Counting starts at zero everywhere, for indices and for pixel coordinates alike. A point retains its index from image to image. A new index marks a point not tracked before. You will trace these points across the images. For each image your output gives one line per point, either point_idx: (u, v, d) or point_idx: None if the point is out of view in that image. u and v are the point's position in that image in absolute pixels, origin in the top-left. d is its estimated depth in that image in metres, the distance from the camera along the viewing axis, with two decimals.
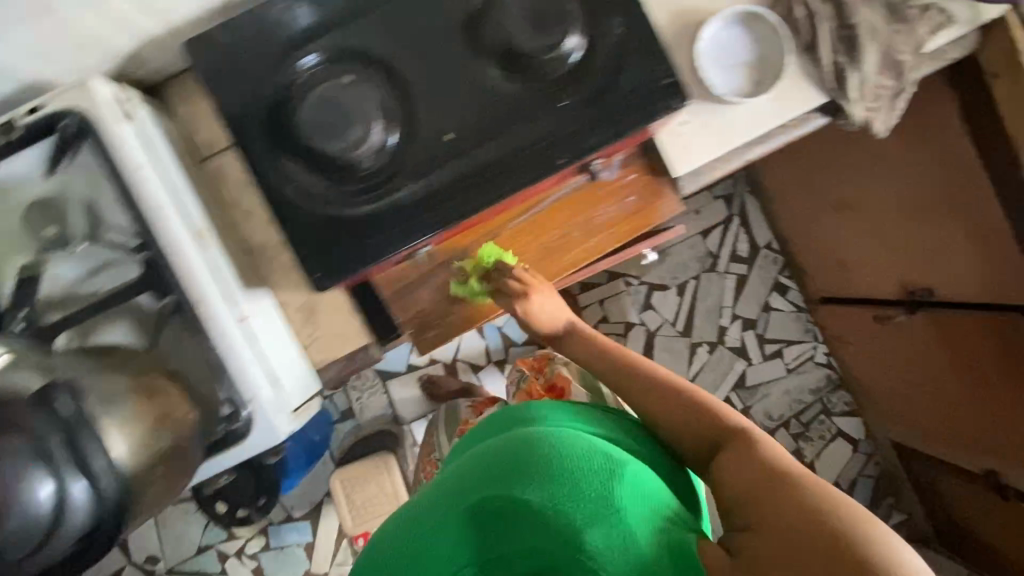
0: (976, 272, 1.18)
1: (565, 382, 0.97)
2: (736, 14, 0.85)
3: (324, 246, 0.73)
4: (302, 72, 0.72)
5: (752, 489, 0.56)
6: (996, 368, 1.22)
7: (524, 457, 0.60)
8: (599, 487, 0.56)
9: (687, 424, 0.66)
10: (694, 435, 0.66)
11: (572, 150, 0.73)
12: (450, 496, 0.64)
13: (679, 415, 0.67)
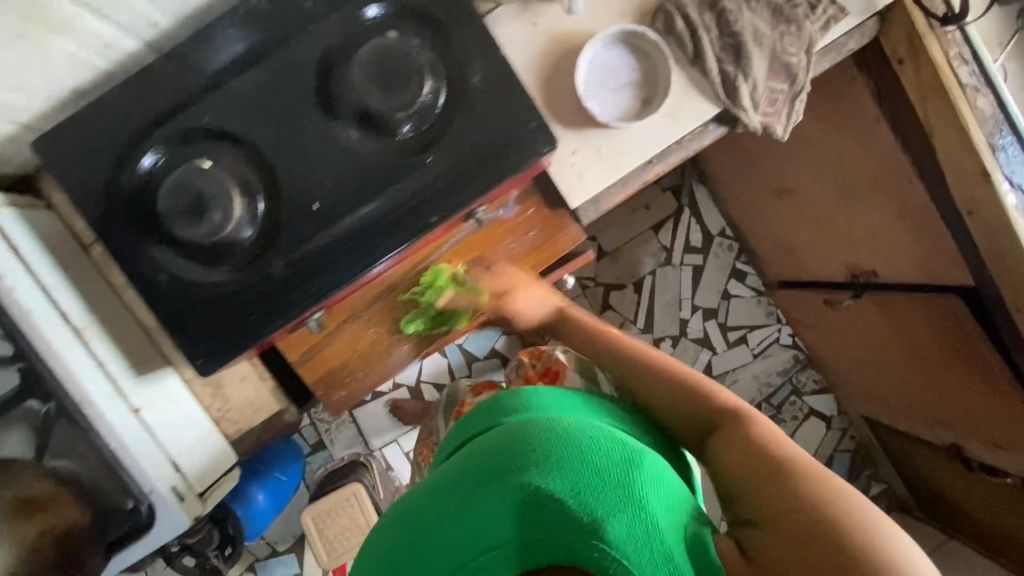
0: (910, 253, 1.16)
1: (560, 365, 0.95)
2: (613, 36, 0.83)
3: (203, 330, 0.71)
4: (144, 175, 0.70)
5: (749, 474, 0.55)
6: (940, 347, 1.19)
7: (542, 444, 0.55)
8: (621, 475, 0.53)
9: (677, 406, 0.65)
10: (685, 414, 0.65)
11: (447, 205, 0.72)
12: (453, 486, 0.57)
13: (667, 394, 0.66)
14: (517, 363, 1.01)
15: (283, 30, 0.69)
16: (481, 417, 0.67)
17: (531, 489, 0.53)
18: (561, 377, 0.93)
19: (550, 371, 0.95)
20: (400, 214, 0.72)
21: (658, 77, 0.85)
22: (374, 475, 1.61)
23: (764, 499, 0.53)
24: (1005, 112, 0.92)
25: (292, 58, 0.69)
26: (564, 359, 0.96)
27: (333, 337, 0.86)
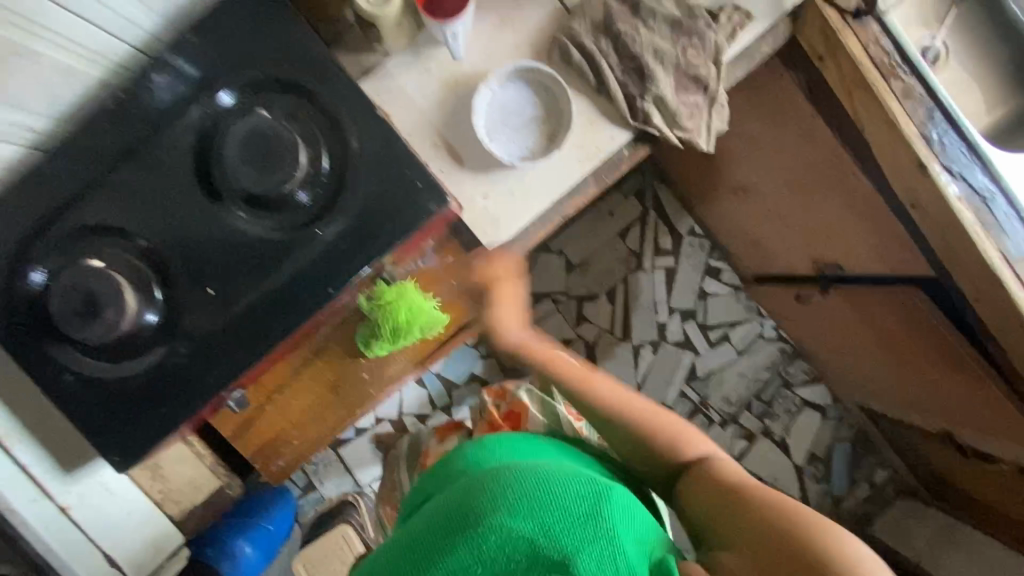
0: (870, 246, 1.10)
1: (522, 407, 0.88)
2: (507, 74, 0.81)
3: (116, 427, 0.71)
4: (34, 285, 0.70)
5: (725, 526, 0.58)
6: (909, 338, 1.14)
7: (509, 484, 0.57)
8: (590, 509, 0.55)
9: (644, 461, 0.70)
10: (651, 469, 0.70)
11: (345, 274, 0.70)
12: (423, 534, 0.57)
13: (642, 443, 0.68)
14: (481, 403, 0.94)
15: (161, 118, 0.69)
16: (442, 470, 0.67)
17: (502, 531, 0.54)
18: (523, 420, 0.87)
19: (512, 414, 0.88)
20: (297, 287, 0.70)
21: (561, 109, 0.82)
22: (364, 514, 1.60)
23: (742, 550, 0.56)
24: (932, 99, 0.89)
25: (174, 146, 0.69)
26: (526, 400, 0.89)
27: (261, 411, 0.85)
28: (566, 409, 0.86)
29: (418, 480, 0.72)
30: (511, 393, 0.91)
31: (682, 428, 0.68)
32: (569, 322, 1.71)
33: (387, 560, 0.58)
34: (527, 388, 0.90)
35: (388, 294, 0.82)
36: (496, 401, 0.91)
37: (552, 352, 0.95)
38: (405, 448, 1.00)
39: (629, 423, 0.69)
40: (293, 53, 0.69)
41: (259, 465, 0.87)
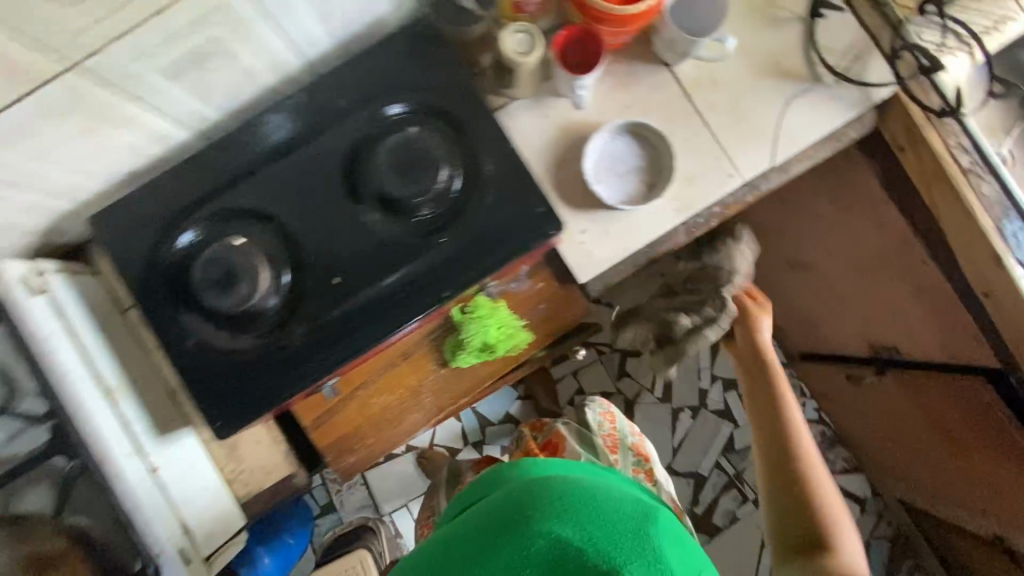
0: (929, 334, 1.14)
1: (560, 437, 0.94)
2: (620, 127, 0.89)
3: (224, 396, 0.75)
4: (178, 249, 0.77)
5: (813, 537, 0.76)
6: (965, 426, 1.14)
7: (557, 491, 0.60)
8: (634, 528, 0.57)
9: (796, 522, 0.78)
10: (784, 475, 0.81)
11: (458, 283, 0.76)
12: (472, 531, 0.59)
13: (808, 509, 0.78)
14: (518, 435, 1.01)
15: (318, 126, 0.78)
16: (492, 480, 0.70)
17: (551, 535, 0.55)
18: (561, 449, 0.92)
19: (550, 444, 0.93)
20: (415, 287, 0.76)
21: (663, 163, 0.90)
22: (383, 542, 1.58)
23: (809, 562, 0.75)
24: (1009, 198, 0.94)
25: (325, 150, 0.78)
26: (563, 432, 0.95)
27: (345, 403, 0.89)
28: (603, 441, 0.95)
29: (458, 497, 0.78)
30: (549, 425, 0.98)
31: (848, 536, 0.76)
32: (611, 376, 1.74)
33: (439, 553, 0.60)
34: (564, 420, 0.98)
35: (481, 309, 0.88)
36: (534, 433, 0.99)
37: (589, 396, 1.01)
38: (444, 475, 1.03)
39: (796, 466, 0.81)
40: (443, 87, 0.79)
41: (331, 459, 0.90)
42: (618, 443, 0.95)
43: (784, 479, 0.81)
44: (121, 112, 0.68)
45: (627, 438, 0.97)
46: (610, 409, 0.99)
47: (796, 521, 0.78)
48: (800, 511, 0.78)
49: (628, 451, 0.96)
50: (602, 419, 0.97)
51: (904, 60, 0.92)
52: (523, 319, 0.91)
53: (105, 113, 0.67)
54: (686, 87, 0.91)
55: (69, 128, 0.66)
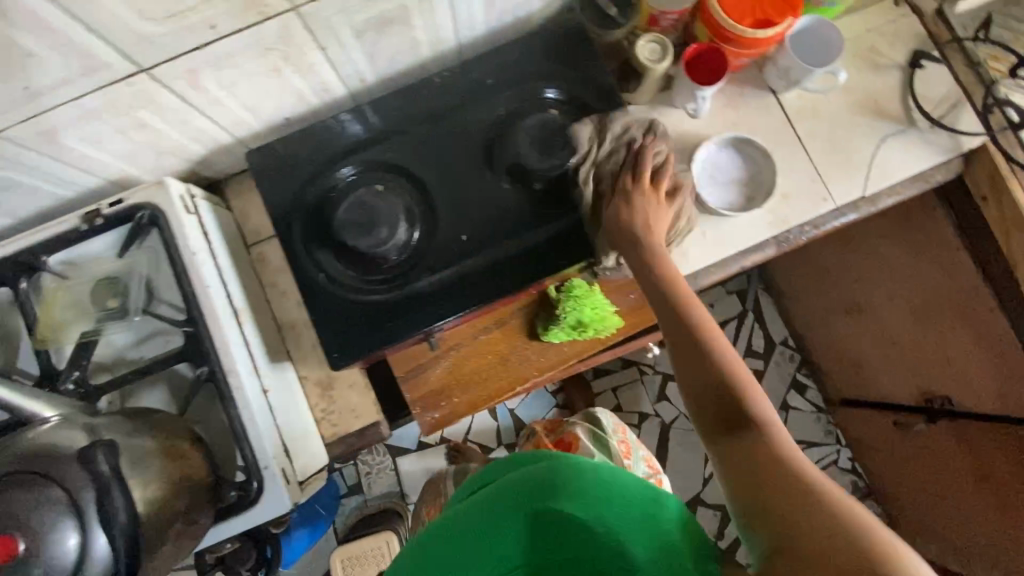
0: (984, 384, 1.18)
1: (573, 437, 0.97)
2: (726, 141, 0.97)
3: (347, 329, 0.81)
4: (340, 180, 0.85)
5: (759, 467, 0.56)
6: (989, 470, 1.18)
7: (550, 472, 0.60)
8: (623, 513, 0.55)
9: (716, 415, 0.63)
10: (717, 400, 0.64)
11: (572, 256, 0.84)
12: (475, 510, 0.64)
13: (723, 393, 0.64)
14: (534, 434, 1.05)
15: (463, 101, 0.87)
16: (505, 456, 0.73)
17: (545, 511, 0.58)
18: (574, 449, 0.95)
19: (563, 442, 0.98)
20: (535, 254, 0.83)
21: (764, 178, 0.96)
22: (407, 529, 1.58)
23: (775, 513, 0.52)
24: None
25: (468, 123, 0.86)
26: (578, 432, 0.97)
27: (439, 360, 0.94)
28: (618, 445, 0.96)
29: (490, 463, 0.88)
30: (564, 426, 1.01)
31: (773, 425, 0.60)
32: (650, 399, 1.75)
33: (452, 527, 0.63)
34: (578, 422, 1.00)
35: (579, 291, 0.92)
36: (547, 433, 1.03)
37: (600, 406, 1.03)
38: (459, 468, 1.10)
39: (727, 379, 0.65)
40: (579, 80, 0.87)
41: (417, 413, 0.94)
42: (630, 451, 0.96)
43: (701, 390, 0.66)
44: (309, 59, 0.76)
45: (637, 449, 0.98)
46: (621, 421, 1.01)
47: (712, 413, 0.64)
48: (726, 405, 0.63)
49: (640, 460, 0.97)
50: (615, 428, 0.99)
51: (995, 114, 0.99)
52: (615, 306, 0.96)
53: (296, 58, 0.75)
54: (789, 113, 0.99)
55: (266, 65, 0.73)
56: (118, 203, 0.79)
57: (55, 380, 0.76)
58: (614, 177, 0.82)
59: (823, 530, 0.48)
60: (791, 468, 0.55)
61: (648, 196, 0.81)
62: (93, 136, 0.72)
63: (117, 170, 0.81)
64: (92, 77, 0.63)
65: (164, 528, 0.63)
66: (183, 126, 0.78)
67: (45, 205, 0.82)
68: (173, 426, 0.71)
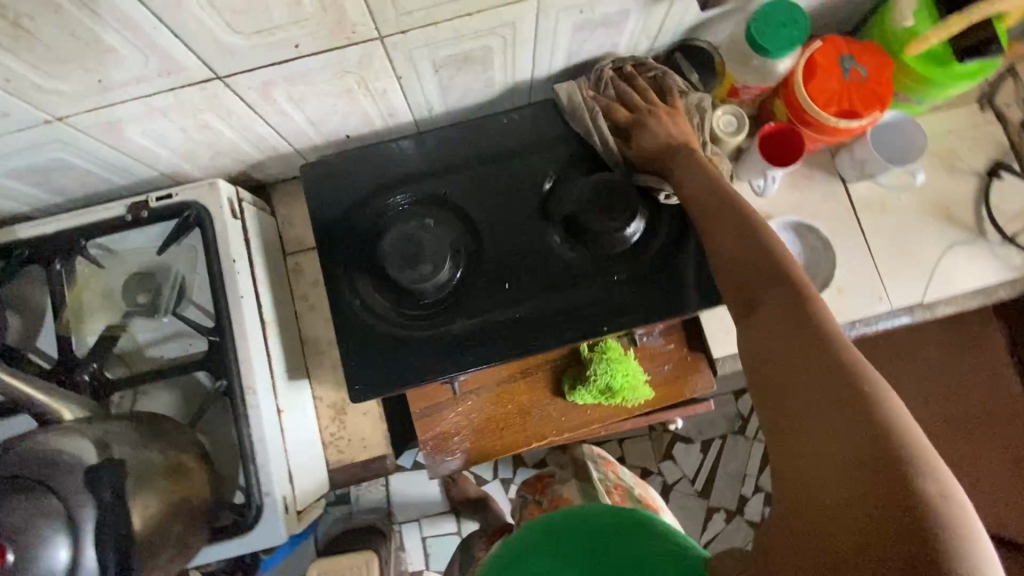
0: (1002, 501, 1.09)
1: (565, 500, 0.91)
2: (785, 224, 0.94)
3: (372, 361, 0.78)
4: (392, 206, 0.83)
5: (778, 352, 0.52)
6: None
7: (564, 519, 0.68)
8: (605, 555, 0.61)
9: (742, 283, 0.60)
10: (752, 282, 0.59)
11: (616, 321, 0.79)
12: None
13: (755, 264, 0.60)
14: (523, 497, 1.00)
15: (527, 146, 0.85)
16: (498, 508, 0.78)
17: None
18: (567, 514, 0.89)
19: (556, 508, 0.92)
20: (577, 313, 0.80)
21: (821, 271, 0.94)
22: (390, 551, 1.53)
23: (780, 397, 0.50)
24: None
25: (529, 170, 0.84)
26: (568, 495, 0.92)
27: (457, 401, 0.91)
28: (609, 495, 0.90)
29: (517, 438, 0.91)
30: (552, 487, 0.95)
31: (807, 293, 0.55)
32: (655, 456, 1.67)
33: None
34: (564, 481, 0.95)
35: (612, 352, 0.89)
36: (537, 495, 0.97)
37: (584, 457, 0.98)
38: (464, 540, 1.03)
39: (771, 260, 0.59)
40: None
41: (427, 453, 0.90)
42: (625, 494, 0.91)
43: (733, 256, 0.63)
44: (383, 85, 0.75)
45: (632, 489, 0.93)
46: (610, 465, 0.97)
47: (740, 281, 0.60)
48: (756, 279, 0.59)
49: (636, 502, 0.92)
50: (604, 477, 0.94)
51: None
52: (647, 375, 0.92)
53: (369, 82, 0.73)
54: (857, 205, 0.95)
55: (338, 86, 0.72)
56: (166, 199, 0.77)
57: (72, 369, 0.73)
58: (612, 109, 0.81)
59: (830, 421, 0.46)
60: (821, 353, 0.49)
61: (663, 115, 0.78)
62: (156, 131, 0.71)
63: (171, 164, 0.79)
64: (167, 78, 0.62)
65: (158, 551, 0.60)
66: (243, 131, 0.76)
67: (95, 188, 0.80)
68: (182, 439, 0.68)
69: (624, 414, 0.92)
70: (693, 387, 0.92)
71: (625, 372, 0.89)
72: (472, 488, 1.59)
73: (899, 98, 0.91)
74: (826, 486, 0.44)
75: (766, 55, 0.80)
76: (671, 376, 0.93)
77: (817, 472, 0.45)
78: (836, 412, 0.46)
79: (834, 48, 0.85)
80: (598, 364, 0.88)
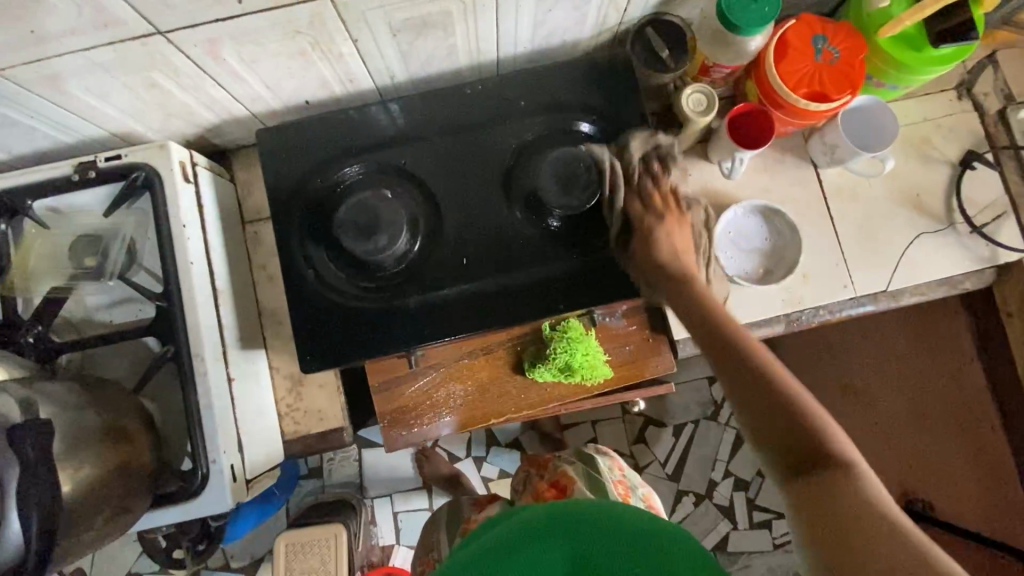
0: (956, 491, 1.13)
1: (569, 478, 0.90)
2: (755, 207, 0.92)
3: (324, 333, 0.77)
4: (350, 175, 0.81)
5: (863, 545, 0.49)
6: None
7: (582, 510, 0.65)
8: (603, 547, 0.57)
9: (778, 438, 0.57)
10: (789, 438, 0.56)
11: (573, 300, 0.79)
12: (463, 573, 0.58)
13: (786, 417, 0.57)
14: (524, 474, 0.99)
15: (492, 117, 0.83)
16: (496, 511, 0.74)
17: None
18: (569, 493, 0.87)
19: (557, 485, 0.90)
20: (534, 291, 0.79)
21: (788, 254, 0.91)
22: (358, 524, 1.54)
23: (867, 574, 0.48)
24: None
25: (493, 142, 0.82)
26: (573, 474, 0.89)
27: (417, 376, 0.90)
28: (615, 485, 0.91)
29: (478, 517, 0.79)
30: (556, 464, 0.94)
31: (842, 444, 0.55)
32: (627, 439, 1.68)
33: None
34: (571, 461, 0.94)
35: (574, 331, 0.88)
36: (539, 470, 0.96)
37: (592, 446, 0.99)
38: (446, 510, 1.03)
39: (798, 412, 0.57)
40: (617, 121, 0.83)
41: (385, 427, 0.90)
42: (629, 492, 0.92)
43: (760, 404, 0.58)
44: (339, 49, 0.72)
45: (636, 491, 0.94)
46: (619, 460, 0.98)
47: (778, 436, 0.57)
48: (794, 435, 0.56)
49: (638, 499, 0.93)
50: (611, 468, 0.96)
51: None
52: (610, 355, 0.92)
53: (325, 45, 0.71)
54: (827, 191, 0.94)
55: (292, 47, 0.69)
56: (116, 159, 0.75)
57: (15, 329, 0.72)
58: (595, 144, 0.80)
59: None
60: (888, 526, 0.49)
61: (670, 225, 0.78)
62: (99, 88, 0.69)
63: (121, 125, 0.77)
64: (104, 31, 0.59)
65: (93, 514, 0.60)
66: (193, 92, 0.74)
67: (42, 146, 0.78)
68: (124, 404, 0.67)
69: (585, 393, 0.92)
70: (658, 368, 0.92)
71: (593, 353, 0.89)
72: (444, 465, 1.60)
73: (872, 82, 0.89)
74: None
75: (738, 33, 0.78)
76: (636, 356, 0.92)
77: None
78: None
79: (808, 27, 0.83)
80: (562, 343, 0.88)
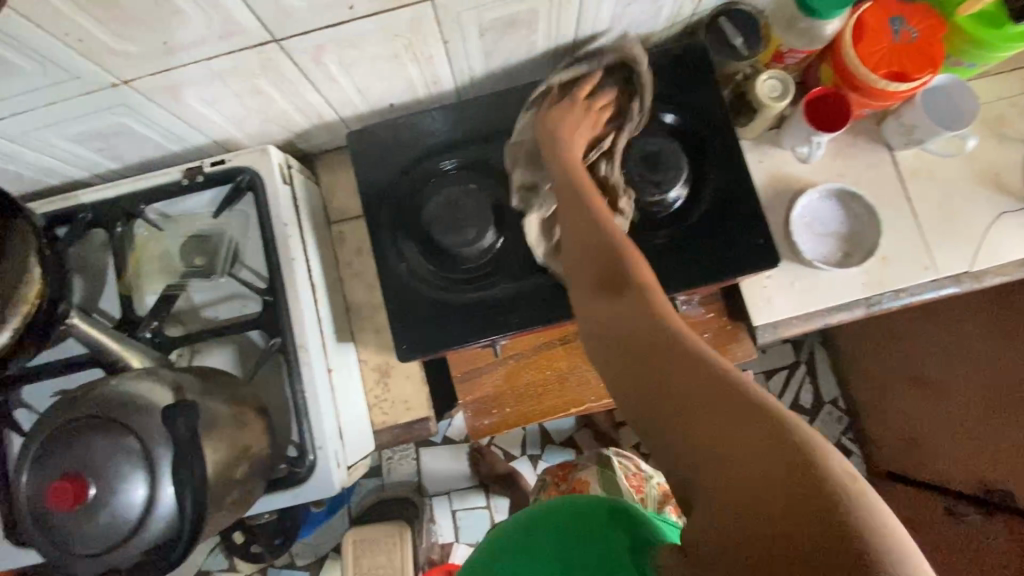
0: None
1: (584, 485, 0.92)
2: (829, 191, 0.92)
3: (417, 322, 0.80)
4: (437, 172, 0.85)
5: (648, 342, 0.47)
6: None
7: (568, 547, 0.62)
8: None
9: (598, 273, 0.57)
10: (608, 274, 0.56)
11: (659, 285, 0.80)
12: None
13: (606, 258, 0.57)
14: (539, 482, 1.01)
15: None
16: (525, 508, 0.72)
17: None
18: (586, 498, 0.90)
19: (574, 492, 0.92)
20: None
21: (866, 238, 0.91)
22: (420, 522, 1.56)
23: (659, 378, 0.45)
24: None
25: None
26: (588, 478, 0.92)
27: (497, 368, 0.93)
28: (627, 481, 0.91)
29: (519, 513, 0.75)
30: (571, 471, 0.95)
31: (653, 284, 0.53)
32: None
33: None
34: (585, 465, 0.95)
35: None
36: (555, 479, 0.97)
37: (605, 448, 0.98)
38: None
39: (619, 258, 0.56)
40: (692, 110, 0.85)
41: (467, 416, 0.93)
42: (642, 484, 0.92)
43: (589, 249, 0.59)
44: (430, 50, 0.76)
45: (649, 481, 0.94)
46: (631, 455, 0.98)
47: (596, 270, 0.57)
48: (609, 275, 0.56)
49: (653, 490, 0.93)
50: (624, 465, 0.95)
51: None
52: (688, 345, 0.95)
53: (417, 47, 0.74)
54: (903, 173, 0.94)
55: (388, 50, 0.73)
56: (221, 163, 0.80)
57: (135, 324, 0.77)
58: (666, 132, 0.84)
59: (720, 416, 0.40)
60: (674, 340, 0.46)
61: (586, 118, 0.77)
62: (212, 97, 0.73)
63: (224, 131, 0.82)
64: (228, 41, 0.64)
65: (225, 492, 0.63)
66: (292, 98, 0.78)
67: (150, 155, 0.83)
68: (242, 392, 0.71)
69: None
70: (738, 355, 0.96)
71: None
72: (501, 464, 1.61)
73: (950, 60, 0.89)
74: (738, 482, 0.38)
75: (817, 16, 0.78)
76: (719, 342, 0.96)
77: (717, 472, 0.40)
78: (710, 395, 0.41)
79: (884, 8, 0.83)
80: None
